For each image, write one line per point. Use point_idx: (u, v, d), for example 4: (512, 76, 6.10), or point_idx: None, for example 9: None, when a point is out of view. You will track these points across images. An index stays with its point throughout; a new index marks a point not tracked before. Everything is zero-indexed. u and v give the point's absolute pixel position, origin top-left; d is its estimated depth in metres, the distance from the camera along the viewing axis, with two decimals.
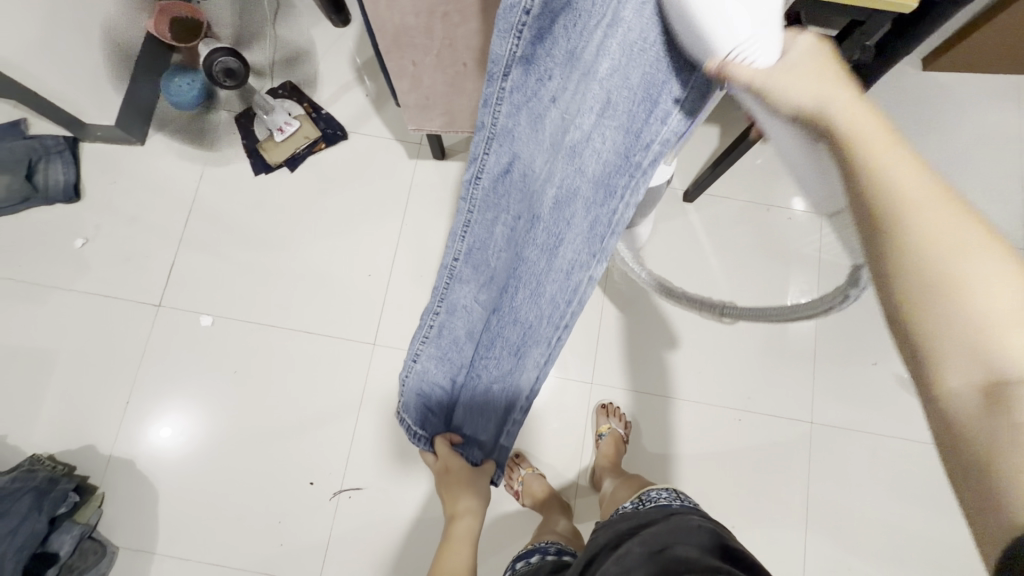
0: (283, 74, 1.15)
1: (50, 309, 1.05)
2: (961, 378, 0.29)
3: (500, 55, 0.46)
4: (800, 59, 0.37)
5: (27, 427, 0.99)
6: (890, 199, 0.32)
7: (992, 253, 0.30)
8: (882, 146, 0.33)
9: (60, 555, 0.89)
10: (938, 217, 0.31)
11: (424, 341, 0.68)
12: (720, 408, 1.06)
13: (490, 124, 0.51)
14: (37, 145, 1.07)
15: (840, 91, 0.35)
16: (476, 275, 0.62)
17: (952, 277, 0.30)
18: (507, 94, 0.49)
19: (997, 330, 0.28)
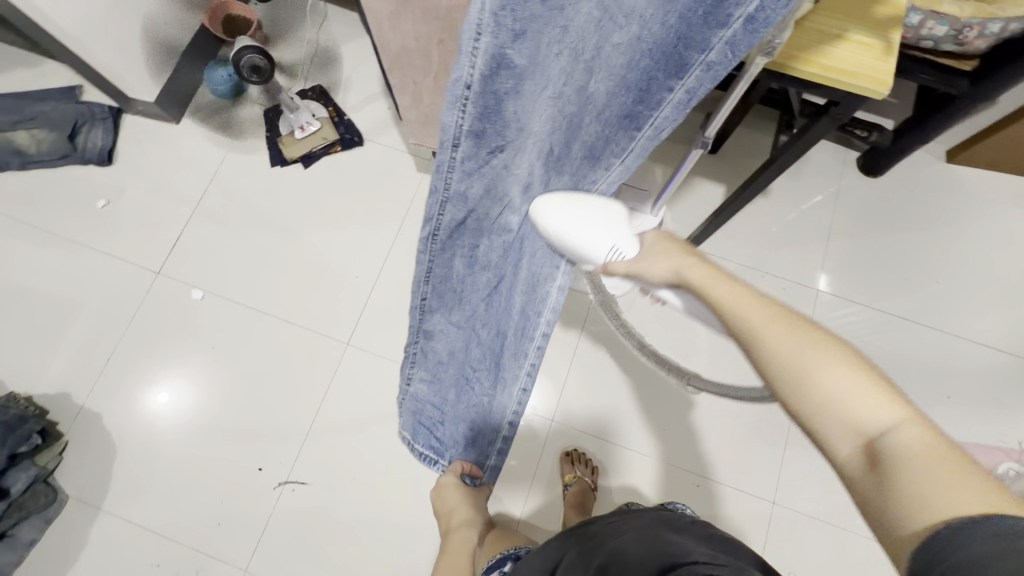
0: (316, 78, 1.22)
1: (62, 259, 1.12)
2: (845, 445, 0.31)
3: (446, 124, 0.35)
4: (652, 252, 0.46)
5: (19, 364, 1.06)
6: (744, 331, 0.36)
7: (835, 351, 0.33)
8: (717, 288, 0.40)
9: (11, 491, 0.92)
10: (797, 339, 0.34)
11: (409, 378, 0.55)
12: (682, 470, 1.02)
13: (441, 191, 0.38)
14: (85, 110, 1.17)
15: (688, 259, 0.43)
16: (460, 314, 0.50)
17: (801, 372, 0.33)
18: (456, 164, 0.37)
19: (852, 401, 0.31)
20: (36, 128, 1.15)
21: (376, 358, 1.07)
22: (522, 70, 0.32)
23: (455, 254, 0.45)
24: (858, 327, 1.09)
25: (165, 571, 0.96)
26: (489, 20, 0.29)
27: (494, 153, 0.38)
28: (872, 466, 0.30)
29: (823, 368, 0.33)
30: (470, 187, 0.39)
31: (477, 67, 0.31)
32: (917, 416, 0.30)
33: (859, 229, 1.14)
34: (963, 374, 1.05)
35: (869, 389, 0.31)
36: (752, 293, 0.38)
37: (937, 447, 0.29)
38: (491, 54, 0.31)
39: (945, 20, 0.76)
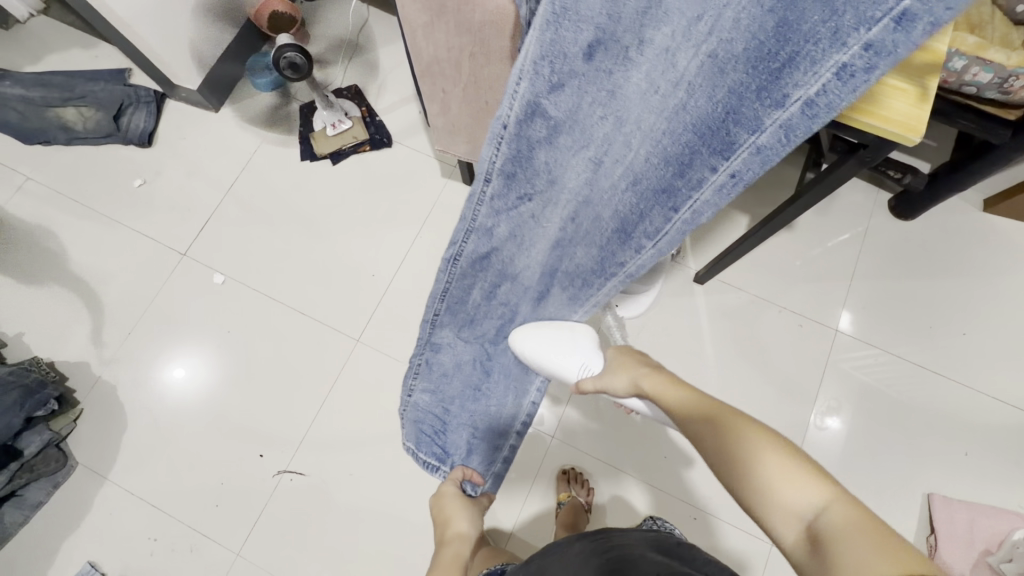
0: (353, 79, 1.25)
1: (95, 233, 1.17)
2: (785, 527, 0.38)
3: (483, 160, 0.43)
4: (609, 365, 0.61)
5: (44, 330, 1.10)
6: (711, 442, 0.45)
7: (771, 446, 0.41)
8: (681, 408, 0.50)
9: (24, 453, 0.96)
10: (742, 435, 0.43)
11: (417, 376, 0.69)
12: (681, 501, 1.00)
13: (470, 219, 0.49)
14: (132, 93, 1.22)
15: (638, 373, 0.57)
16: (455, 321, 0.62)
17: (747, 464, 0.41)
18: (487, 198, 0.47)
19: (782, 487, 0.39)
20: (84, 106, 1.20)
21: (384, 358, 1.08)
22: (557, 121, 0.39)
23: (476, 277, 0.56)
24: (875, 372, 1.06)
25: (161, 546, 0.98)
26: (529, 70, 0.35)
27: (522, 200, 0.47)
28: (812, 545, 0.36)
29: (755, 458, 0.41)
30: (496, 225, 0.49)
31: (514, 112, 0.38)
32: (842, 492, 0.37)
33: (885, 272, 1.11)
34: (983, 432, 1.01)
35: (796, 475, 0.39)
36: (704, 405, 0.49)
37: (857, 517, 0.35)
38: (526, 99, 0.37)
39: (990, 67, 0.74)
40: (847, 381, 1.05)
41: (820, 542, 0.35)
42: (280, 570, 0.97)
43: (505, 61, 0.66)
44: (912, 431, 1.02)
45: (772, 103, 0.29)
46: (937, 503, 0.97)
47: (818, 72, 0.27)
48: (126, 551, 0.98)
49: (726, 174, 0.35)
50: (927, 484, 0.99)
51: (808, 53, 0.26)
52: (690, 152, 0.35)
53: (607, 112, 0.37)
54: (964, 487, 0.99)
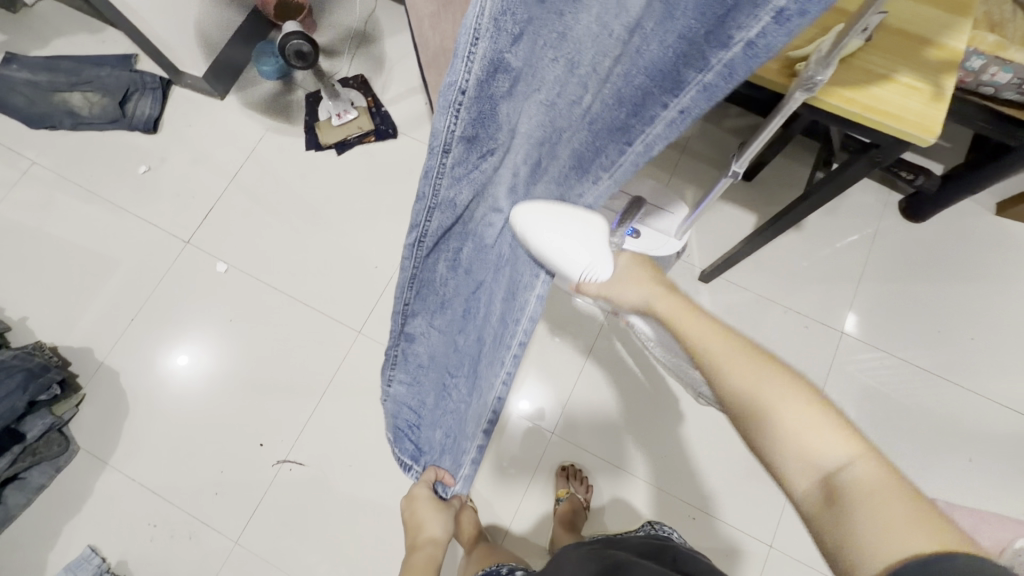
0: (359, 69, 1.24)
1: (100, 218, 1.17)
2: (802, 478, 0.37)
3: (437, 130, 0.33)
4: (626, 275, 0.50)
5: (49, 315, 1.11)
6: (714, 372, 0.42)
7: (797, 393, 0.39)
8: (688, 330, 0.46)
9: (27, 436, 0.96)
10: (752, 370, 0.41)
11: (381, 387, 0.52)
12: (679, 500, 1.00)
13: (429, 196, 0.36)
14: (138, 79, 1.22)
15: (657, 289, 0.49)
16: (436, 319, 0.47)
17: (766, 409, 0.39)
18: (447, 169, 0.35)
19: (809, 437, 0.37)
20: (90, 92, 1.20)
21: (385, 350, 1.08)
22: (518, 74, 0.31)
23: (438, 260, 0.43)
24: (880, 375, 1.04)
25: (160, 532, 0.99)
26: (489, 25, 0.28)
27: (487, 158, 0.36)
28: (827, 498, 0.35)
29: (774, 406, 0.39)
30: (459, 194, 0.37)
31: (474, 72, 0.30)
32: (871, 450, 0.36)
33: (893, 275, 1.09)
34: (989, 439, 1.00)
35: (821, 424, 0.37)
36: (722, 333, 0.44)
37: (886, 478, 0.34)
38: (487, 58, 0.29)
39: (1010, 67, 0.71)
40: (850, 385, 1.04)
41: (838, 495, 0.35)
42: (278, 558, 0.97)
43: None
44: (917, 436, 1.01)
45: (719, 44, 0.26)
46: None
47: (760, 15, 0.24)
48: (126, 536, 0.99)
49: (675, 113, 0.31)
50: (929, 489, 0.98)
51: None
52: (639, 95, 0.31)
53: (561, 54, 0.30)
54: (968, 494, 0.98)
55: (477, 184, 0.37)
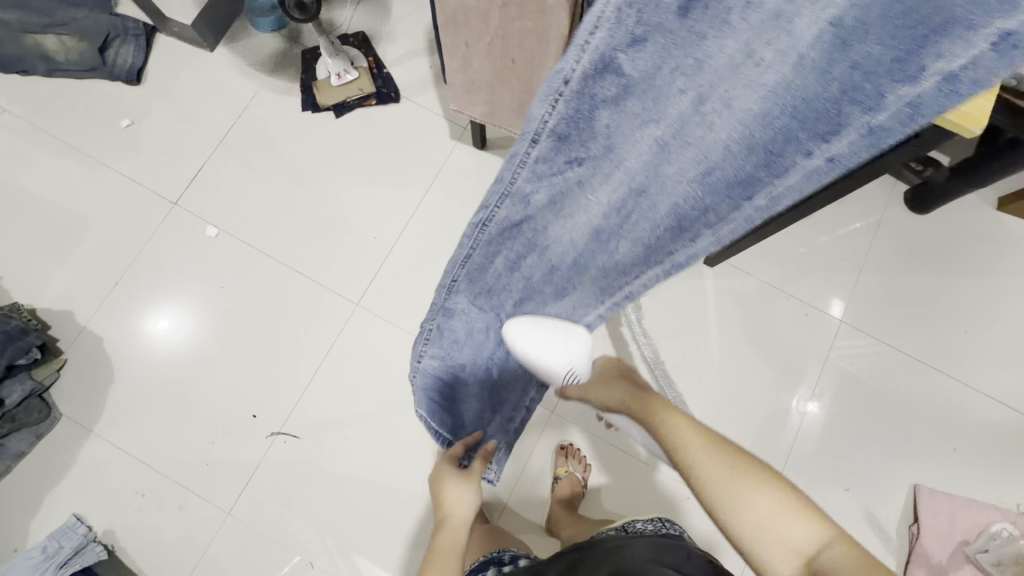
0: (361, 26, 1.17)
1: (79, 174, 1.10)
2: (783, 564, 0.46)
3: (532, 117, 0.35)
4: (600, 378, 0.70)
5: (25, 275, 1.05)
6: (706, 487, 0.52)
7: (767, 493, 0.49)
8: (672, 425, 0.58)
9: (6, 402, 0.92)
10: (726, 470, 0.52)
11: (423, 341, 0.55)
12: (675, 480, 1.01)
13: (507, 181, 0.39)
14: (119, 24, 1.13)
15: (620, 391, 0.68)
16: (480, 289, 0.51)
17: (740, 505, 0.49)
18: (529, 162, 0.38)
19: (777, 525, 0.47)
20: (64, 34, 1.11)
21: (384, 323, 1.05)
22: (631, 81, 0.32)
23: (500, 249, 0.46)
24: (868, 367, 1.06)
25: (148, 501, 0.96)
26: (611, 17, 0.29)
27: (572, 165, 0.38)
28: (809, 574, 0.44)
29: (752, 503, 0.49)
30: (536, 191, 0.40)
31: (583, 65, 0.31)
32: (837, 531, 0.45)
33: (894, 267, 1.10)
34: (973, 428, 1.03)
35: (792, 510, 0.47)
36: (702, 442, 0.55)
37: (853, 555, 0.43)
38: (599, 53, 0.31)
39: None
40: (846, 374, 1.06)
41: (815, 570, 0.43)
42: (271, 529, 0.96)
43: (537, 16, 0.60)
44: (909, 423, 1.03)
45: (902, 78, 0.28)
46: (923, 494, 0.99)
47: (970, 45, 0.26)
48: (112, 505, 0.96)
49: (822, 160, 0.33)
50: (914, 475, 1.01)
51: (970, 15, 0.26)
52: (785, 139, 0.33)
53: (693, 86, 0.32)
54: (951, 481, 1.01)
55: (557, 185, 0.39)
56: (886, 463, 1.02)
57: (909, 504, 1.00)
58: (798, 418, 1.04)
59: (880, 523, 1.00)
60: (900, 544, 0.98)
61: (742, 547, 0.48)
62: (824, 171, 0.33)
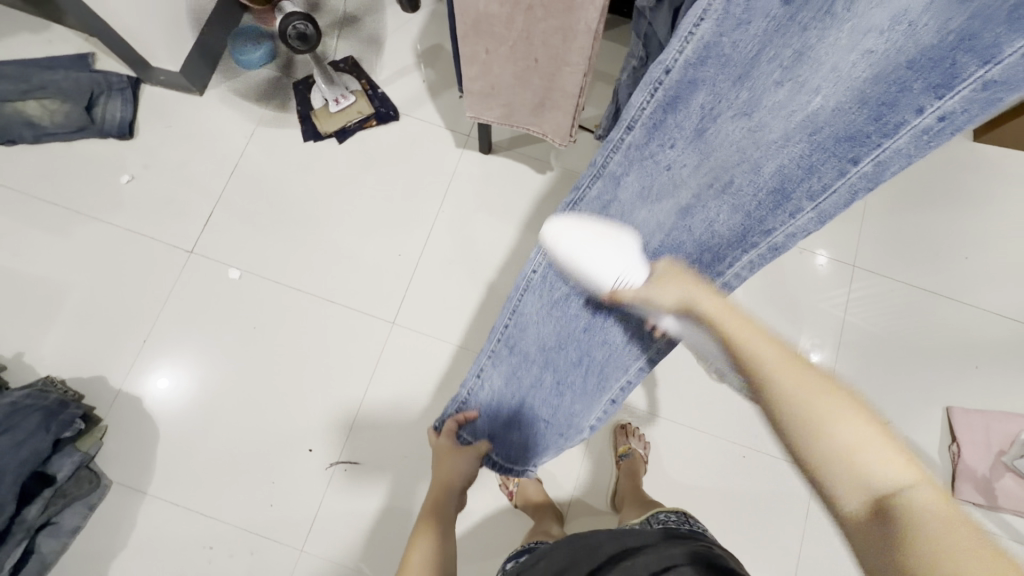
0: (348, 50, 1.18)
1: (86, 237, 1.07)
2: (854, 497, 0.35)
3: (633, 105, 0.55)
4: (661, 276, 0.61)
5: (45, 349, 1.01)
6: (791, 412, 0.41)
7: (858, 416, 0.38)
8: (744, 336, 0.49)
9: (57, 478, 0.89)
10: (797, 377, 0.43)
11: (489, 356, 0.71)
12: (724, 442, 1.05)
13: (600, 166, 0.59)
14: (102, 80, 1.11)
15: (698, 291, 0.57)
16: (549, 295, 0.67)
17: (809, 413, 0.40)
18: (626, 146, 0.58)
19: (864, 455, 0.36)
20: (47, 98, 1.08)
21: (422, 337, 1.06)
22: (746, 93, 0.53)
23: (581, 232, 0.63)
24: (875, 318, 1.11)
25: (217, 553, 0.95)
26: (719, 9, 0.48)
27: (674, 142, 0.57)
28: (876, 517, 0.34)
29: (830, 419, 0.39)
30: (631, 172, 0.59)
31: (687, 49, 0.51)
32: (927, 477, 0.35)
33: (892, 208, 1.16)
34: (989, 346, 1.09)
35: (876, 439, 0.37)
36: (782, 347, 0.46)
37: (944, 503, 0.33)
38: (705, 35, 0.50)
39: None
40: (864, 321, 1.10)
41: (897, 514, 0.33)
42: (347, 559, 0.96)
43: (565, 13, 0.62)
44: (932, 353, 1.09)
45: (942, 87, 0.46)
46: (957, 415, 1.05)
47: (992, 54, 0.43)
48: (181, 564, 0.94)
49: (872, 164, 0.51)
50: (946, 398, 1.07)
51: (981, 43, 0.43)
52: (901, 89, 0.47)
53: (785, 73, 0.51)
54: (979, 398, 1.07)
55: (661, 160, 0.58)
56: (918, 391, 1.08)
57: (945, 426, 1.06)
58: None
59: (923, 450, 1.05)
60: (944, 466, 1.04)
61: (815, 471, 0.38)
62: (936, 128, 0.47)
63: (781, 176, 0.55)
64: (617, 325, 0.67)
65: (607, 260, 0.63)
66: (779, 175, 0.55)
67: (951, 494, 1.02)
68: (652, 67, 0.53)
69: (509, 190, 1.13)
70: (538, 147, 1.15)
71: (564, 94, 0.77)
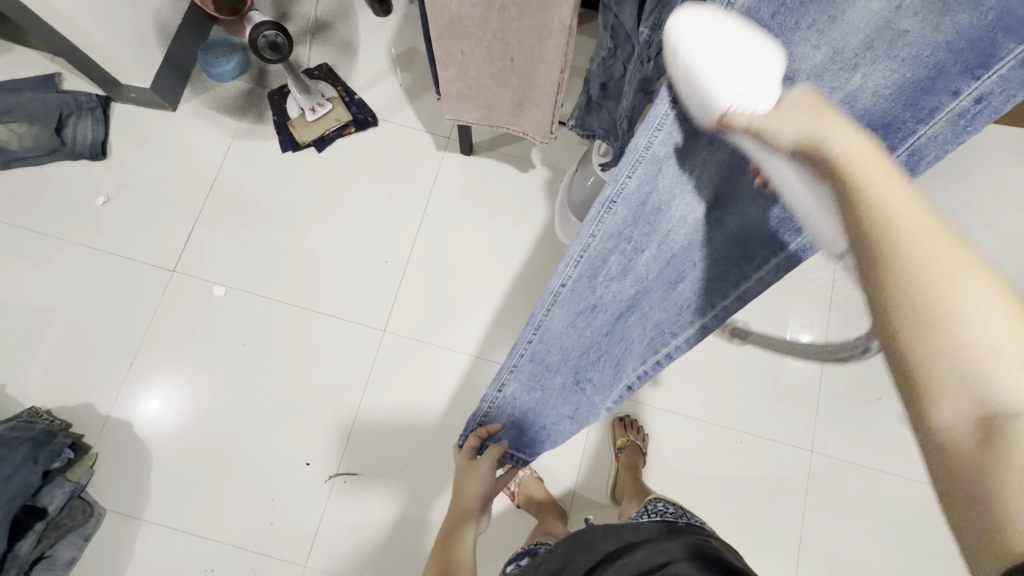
0: (321, 58, 1.16)
1: (63, 262, 1.05)
2: (955, 409, 0.26)
3: (698, 30, 0.34)
4: (790, 106, 0.35)
5: (28, 380, 0.99)
6: (899, 278, 0.28)
7: (987, 287, 0.27)
8: (877, 183, 0.30)
9: (49, 510, 0.88)
10: (942, 248, 0.28)
11: (508, 373, 0.61)
12: (720, 428, 1.06)
13: (643, 149, 0.40)
14: (70, 100, 1.08)
15: (828, 121, 0.33)
16: (574, 308, 0.53)
17: (924, 291, 0.27)
18: (686, 94, 0.36)
19: (996, 365, 0.25)
20: (14, 122, 1.05)
21: (415, 343, 1.05)
22: None
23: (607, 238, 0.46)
24: None
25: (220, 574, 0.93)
26: None
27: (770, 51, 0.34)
28: (984, 440, 0.25)
29: (952, 302, 0.27)
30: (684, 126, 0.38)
31: None
32: None
33: None
34: None
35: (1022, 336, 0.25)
36: (927, 216, 0.29)
37: None
38: None
39: None
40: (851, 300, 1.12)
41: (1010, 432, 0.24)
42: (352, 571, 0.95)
43: (539, 12, 0.62)
44: None
45: None
46: None
47: None
48: None
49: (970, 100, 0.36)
50: None
51: None
52: (939, 71, 0.35)
53: None
54: None
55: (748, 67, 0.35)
56: None
57: None
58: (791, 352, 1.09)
59: None
60: None
61: (922, 387, 0.27)
62: (973, 112, 0.36)
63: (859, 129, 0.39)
64: (641, 316, 0.57)
65: (637, 262, 0.49)
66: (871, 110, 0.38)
67: None
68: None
69: (493, 190, 1.13)
70: (520, 146, 1.15)
71: (542, 92, 0.76)
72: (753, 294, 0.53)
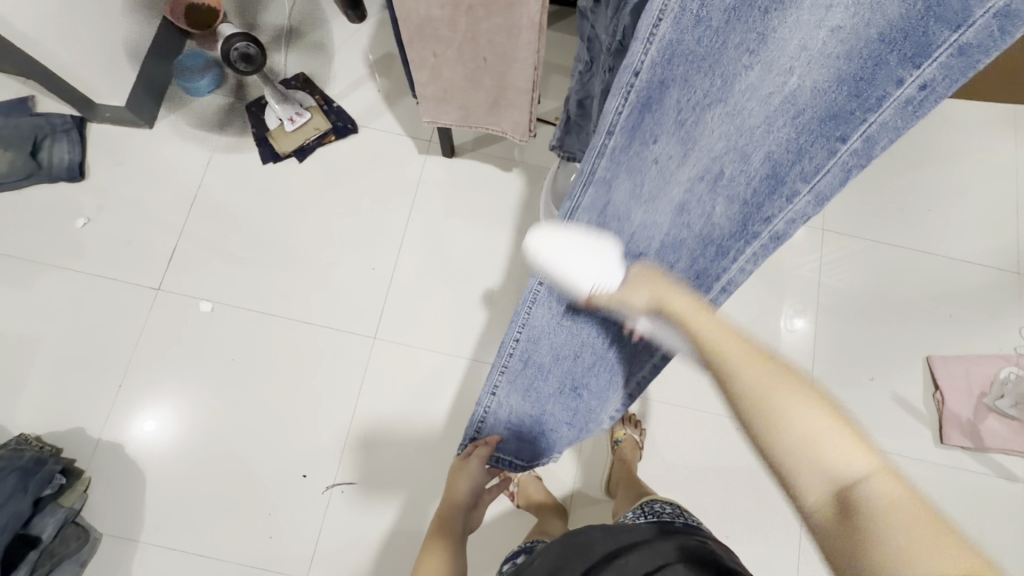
0: (298, 68, 1.16)
1: (45, 286, 1.04)
2: (812, 495, 0.35)
3: (608, 111, 0.48)
4: (635, 282, 0.56)
5: (15, 407, 0.98)
6: (747, 398, 0.41)
7: (811, 401, 0.38)
8: (703, 325, 0.48)
9: (41, 538, 0.86)
10: (762, 368, 0.42)
11: (502, 372, 0.67)
12: (714, 416, 1.06)
13: (602, 146, 0.50)
14: (45, 123, 1.07)
15: (671, 293, 0.53)
16: (555, 307, 0.61)
17: (774, 415, 0.38)
18: (606, 151, 0.50)
19: (823, 447, 0.36)
20: None
21: (406, 349, 1.04)
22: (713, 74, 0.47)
23: (581, 250, 0.56)
24: (850, 278, 1.13)
25: None
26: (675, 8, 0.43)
27: (648, 144, 0.51)
28: (840, 513, 0.34)
29: (787, 410, 0.38)
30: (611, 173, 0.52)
31: (652, 49, 0.44)
32: (886, 465, 0.34)
33: None
34: (959, 293, 1.12)
35: (840, 437, 0.36)
36: (754, 353, 0.43)
37: (902, 490, 0.33)
38: (665, 37, 0.44)
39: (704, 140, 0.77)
40: (840, 282, 1.12)
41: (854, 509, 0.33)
42: None
43: (507, 9, 0.61)
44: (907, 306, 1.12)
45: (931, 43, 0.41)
46: (937, 363, 1.08)
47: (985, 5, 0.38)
48: None
49: (861, 139, 0.46)
50: (924, 348, 1.10)
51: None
52: (877, 62, 0.43)
53: (749, 53, 0.46)
54: (956, 344, 1.10)
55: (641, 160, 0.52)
56: (898, 344, 1.10)
57: (926, 375, 1.08)
58: (784, 337, 1.10)
59: (908, 401, 1.07)
60: (931, 414, 1.06)
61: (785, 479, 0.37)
62: (919, 98, 0.43)
63: (770, 161, 0.50)
64: (623, 329, 0.64)
65: (613, 262, 0.58)
66: (770, 159, 0.50)
67: (940, 440, 1.04)
68: (619, 72, 0.46)
69: (478, 192, 1.12)
70: (502, 146, 1.15)
71: (517, 90, 0.76)
72: (738, 285, 0.58)
